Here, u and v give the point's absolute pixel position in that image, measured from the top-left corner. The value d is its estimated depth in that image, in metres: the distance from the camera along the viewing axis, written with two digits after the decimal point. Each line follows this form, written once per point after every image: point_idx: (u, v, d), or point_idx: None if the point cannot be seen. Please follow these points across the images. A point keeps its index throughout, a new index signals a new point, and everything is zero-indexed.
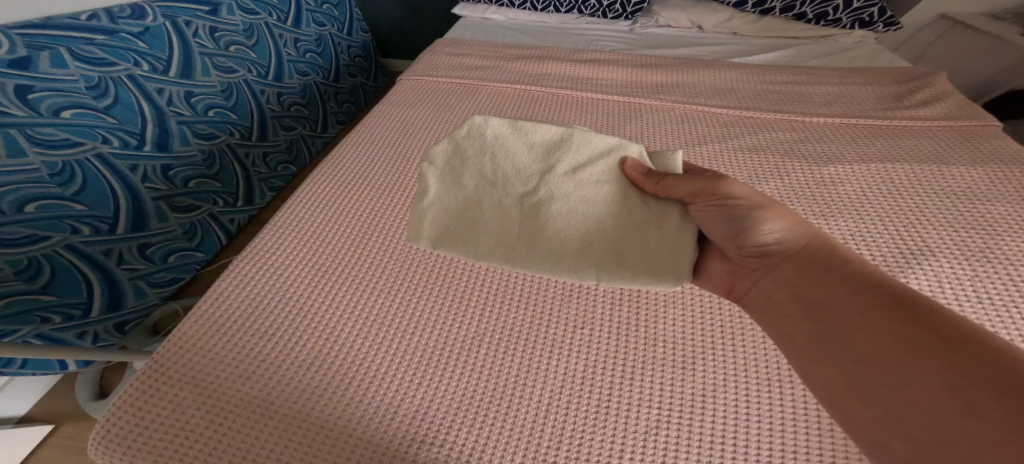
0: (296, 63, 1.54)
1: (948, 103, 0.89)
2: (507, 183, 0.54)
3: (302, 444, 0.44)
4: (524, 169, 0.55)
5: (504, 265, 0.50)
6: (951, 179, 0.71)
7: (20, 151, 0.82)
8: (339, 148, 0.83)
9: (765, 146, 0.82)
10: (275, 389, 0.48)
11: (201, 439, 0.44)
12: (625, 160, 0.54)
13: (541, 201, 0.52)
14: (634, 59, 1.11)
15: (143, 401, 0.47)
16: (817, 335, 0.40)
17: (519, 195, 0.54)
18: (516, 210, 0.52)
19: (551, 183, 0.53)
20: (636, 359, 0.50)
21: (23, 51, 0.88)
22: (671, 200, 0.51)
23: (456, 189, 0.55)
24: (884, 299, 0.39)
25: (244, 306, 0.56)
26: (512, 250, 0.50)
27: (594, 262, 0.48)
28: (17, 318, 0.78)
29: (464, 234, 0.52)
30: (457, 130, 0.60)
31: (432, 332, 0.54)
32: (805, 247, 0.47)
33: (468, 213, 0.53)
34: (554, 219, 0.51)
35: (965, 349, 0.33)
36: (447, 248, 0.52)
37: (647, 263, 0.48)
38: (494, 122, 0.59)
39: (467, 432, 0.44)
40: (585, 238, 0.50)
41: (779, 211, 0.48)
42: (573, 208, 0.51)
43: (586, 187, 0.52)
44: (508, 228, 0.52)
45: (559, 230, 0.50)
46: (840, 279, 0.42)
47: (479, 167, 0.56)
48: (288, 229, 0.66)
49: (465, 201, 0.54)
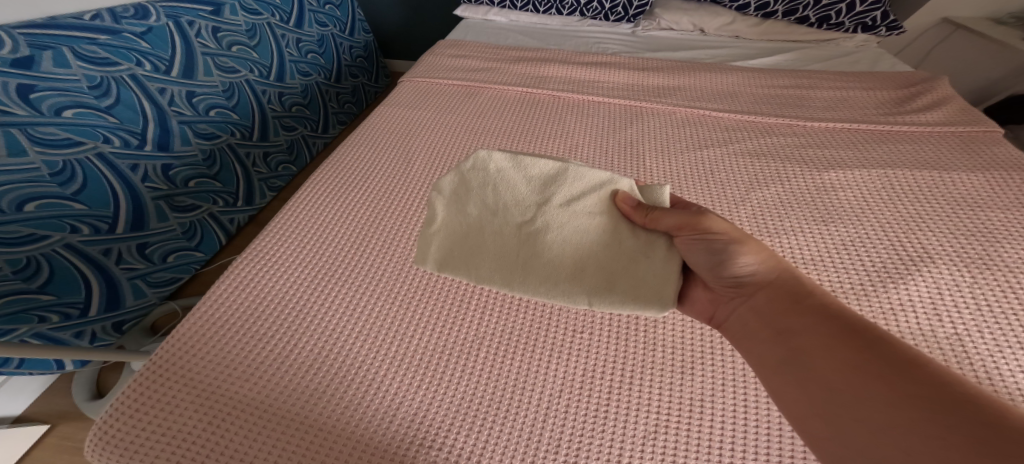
0: (298, 64, 1.55)
1: (950, 108, 0.89)
2: (505, 212, 0.54)
3: (300, 447, 0.43)
4: (522, 199, 0.54)
5: (505, 290, 0.50)
6: (952, 186, 0.71)
7: (21, 151, 0.82)
8: (339, 150, 0.83)
9: (766, 150, 0.81)
10: (273, 392, 0.48)
11: (199, 442, 0.44)
12: (617, 193, 0.53)
13: (536, 228, 0.52)
14: (635, 62, 1.10)
15: (140, 403, 0.47)
16: (785, 359, 0.41)
17: (517, 224, 0.53)
18: (512, 235, 0.53)
19: (547, 214, 0.53)
20: (636, 364, 0.50)
21: (25, 50, 0.88)
22: (659, 232, 0.51)
23: (460, 216, 0.55)
24: (850, 329, 0.40)
25: (242, 308, 0.56)
26: (512, 273, 0.50)
27: (584, 290, 0.49)
28: (16, 318, 0.78)
29: (466, 259, 0.52)
30: (463, 163, 0.59)
31: (431, 335, 0.54)
32: (780, 278, 0.47)
33: (472, 239, 0.53)
34: (550, 247, 0.51)
35: (919, 377, 0.35)
36: (450, 271, 0.52)
37: (635, 292, 0.48)
38: (497, 155, 0.58)
39: (466, 435, 0.44)
40: (579, 265, 0.50)
41: (755, 245, 0.48)
42: (567, 238, 0.52)
43: (582, 216, 0.52)
44: (505, 253, 0.52)
45: (554, 260, 0.51)
46: (807, 306, 0.43)
47: (481, 196, 0.56)
48: (287, 231, 0.66)
49: (467, 227, 0.54)
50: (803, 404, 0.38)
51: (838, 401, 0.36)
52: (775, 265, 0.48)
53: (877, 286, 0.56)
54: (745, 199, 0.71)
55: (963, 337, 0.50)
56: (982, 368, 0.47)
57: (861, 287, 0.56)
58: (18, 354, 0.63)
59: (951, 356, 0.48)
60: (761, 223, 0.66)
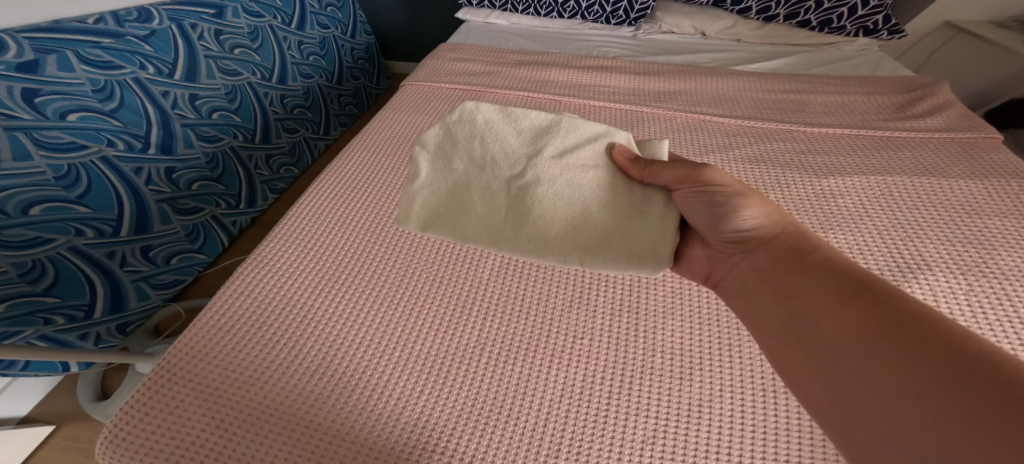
0: (300, 65, 1.55)
1: (951, 114, 0.89)
2: (497, 165, 0.55)
3: (304, 451, 0.44)
4: (513, 153, 0.56)
5: (491, 249, 0.51)
6: (951, 193, 0.71)
7: (26, 155, 0.83)
8: (343, 155, 0.83)
9: (767, 156, 0.82)
10: (278, 396, 0.48)
11: (205, 446, 0.44)
12: (611, 147, 0.54)
13: (528, 183, 0.52)
14: (636, 66, 1.11)
15: (148, 407, 0.48)
16: (786, 320, 0.40)
17: (507, 178, 0.54)
18: (503, 192, 0.53)
19: (538, 166, 0.53)
20: (636, 370, 0.50)
21: (30, 55, 0.88)
22: (657, 187, 0.51)
23: (446, 173, 0.57)
24: (856, 285, 0.39)
25: (248, 313, 0.56)
26: (499, 233, 0.51)
27: (578, 246, 0.49)
28: (22, 320, 0.79)
29: (451, 218, 0.53)
30: (449, 116, 0.61)
31: (434, 341, 0.54)
32: (782, 234, 0.47)
33: (458, 196, 0.55)
34: (541, 200, 0.51)
35: (926, 335, 0.33)
36: (434, 230, 0.53)
37: (630, 247, 0.48)
38: (485, 109, 0.60)
39: (467, 441, 0.45)
40: (569, 220, 0.50)
41: (758, 198, 0.48)
42: (559, 192, 0.51)
43: (574, 170, 0.53)
44: (494, 211, 0.53)
45: (544, 212, 0.51)
46: (812, 266, 0.42)
47: (468, 151, 0.58)
48: (292, 236, 0.66)
49: (453, 187, 0.56)
50: (802, 362, 0.37)
51: (839, 358, 0.35)
52: (780, 221, 0.48)
53: None
54: None
55: None
56: None
57: None
58: (24, 357, 0.63)
59: None
60: None
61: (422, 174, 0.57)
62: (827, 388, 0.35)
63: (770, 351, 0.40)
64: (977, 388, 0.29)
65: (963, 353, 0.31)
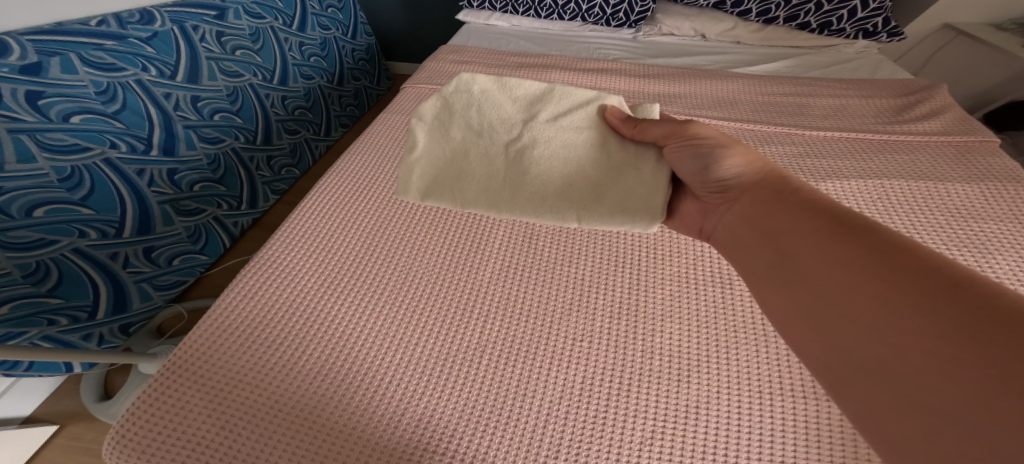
0: (301, 67, 1.55)
1: (948, 117, 0.90)
2: (493, 129, 0.55)
3: (309, 451, 0.45)
4: (510, 117, 0.56)
5: (491, 212, 0.52)
6: (947, 196, 0.72)
7: (29, 157, 0.83)
8: (345, 157, 0.84)
9: (765, 160, 0.82)
10: (282, 397, 0.49)
11: (211, 445, 0.45)
12: (604, 109, 0.54)
13: (525, 144, 0.53)
14: (636, 69, 1.11)
15: (154, 408, 0.48)
16: (772, 263, 0.41)
17: (505, 143, 0.55)
18: (502, 154, 0.54)
19: (533, 129, 0.54)
20: (636, 372, 0.51)
21: (33, 57, 0.88)
22: (649, 144, 0.51)
23: (444, 141, 0.56)
24: (837, 224, 0.38)
25: (251, 315, 0.57)
26: (499, 195, 0.52)
27: (572, 203, 0.50)
28: (26, 321, 0.80)
29: (451, 183, 0.54)
30: (446, 87, 0.60)
31: (436, 344, 0.55)
32: (766, 181, 0.47)
33: (456, 163, 0.55)
34: (539, 159, 0.52)
35: (909, 267, 0.33)
36: (434, 197, 0.53)
37: (624, 202, 0.49)
38: (481, 79, 0.59)
39: (469, 442, 0.45)
40: (566, 179, 0.51)
41: (739, 149, 0.49)
42: (553, 152, 0.52)
43: (570, 131, 0.53)
44: (493, 171, 0.53)
45: (539, 173, 0.51)
46: (796, 208, 0.42)
47: (466, 119, 0.57)
48: (295, 239, 0.67)
49: (453, 153, 0.56)
50: (787, 303, 0.38)
51: (822, 295, 0.35)
52: (763, 168, 0.48)
53: None
54: None
55: None
56: None
57: None
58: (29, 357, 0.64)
59: None
60: None
61: (425, 142, 0.57)
62: (810, 324, 0.35)
63: (758, 294, 0.41)
64: (961, 315, 0.29)
65: (948, 283, 0.31)
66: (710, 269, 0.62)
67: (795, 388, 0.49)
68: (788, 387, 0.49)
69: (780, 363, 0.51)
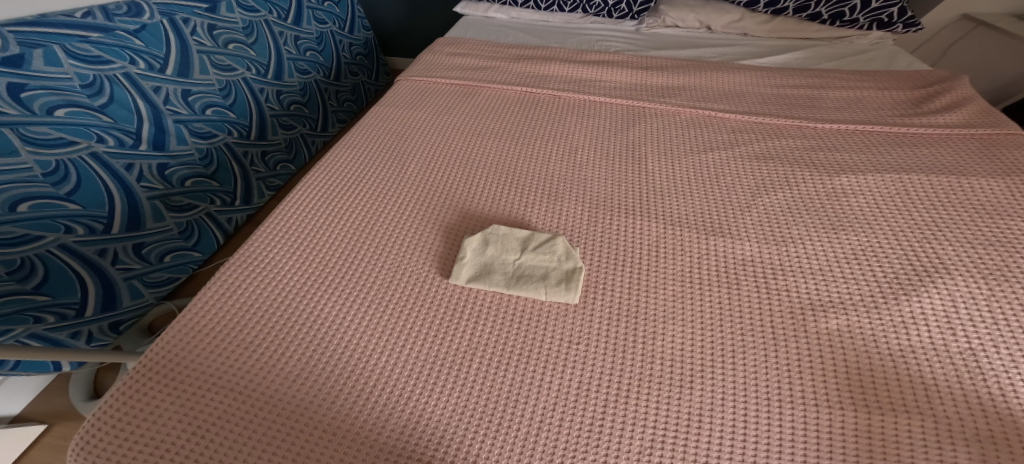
0: (296, 61, 1.54)
1: (969, 110, 0.85)
2: (505, 242, 0.62)
3: (288, 452, 0.42)
4: (515, 235, 0.63)
5: (507, 291, 0.57)
6: (970, 191, 0.67)
7: (13, 151, 0.86)
8: (334, 149, 0.81)
9: (773, 153, 0.79)
10: (259, 398, 0.46)
11: (182, 452, 0.42)
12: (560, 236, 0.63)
13: (526, 260, 0.59)
14: (639, 61, 1.07)
15: (119, 414, 0.45)
16: None
17: (519, 245, 0.61)
18: (510, 264, 0.59)
19: (530, 235, 0.63)
20: (636, 378, 0.47)
21: (15, 50, 0.92)
22: None
23: (489, 249, 0.61)
24: None
25: (228, 314, 0.54)
26: (514, 281, 0.57)
27: (523, 280, 0.57)
28: (12, 319, 0.77)
29: (492, 274, 0.58)
30: (496, 224, 0.66)
31: (422, 346, 0.51)
32: None
33: (494, 262, 0.60)
34: (537, 272, 0.58)
35: None
36: (481, 283, 0.57)
37: (554, 280, 0.57)
38: (518, 221, 0.67)
39: (454, 449, 0.42)
40: (562, 284, 0.56)
41: None
42: (529, 248, 0.61)
43: (563, 253, 0.60)
44: (505, 276, 0.58)
45: (520, 262, 0.59)
46: None
47: (510, 235, 0.63)
48: (279, 232, 0.65)
49: (485, 261, 0.60)
50: None
51: None
52: None
53: (887, 299, 0.53)
54: (750, 206, 0.68)
55: (977, 352, 0.47)
56: (994, 384, 0.44)
57: (872, 299, 0.53)
58: (64, 358, 0.65)
59: (962, 370, 0.46)
60: (766, 232, 0.64)
61: (468, 248, 0.61)
62: None
63: None
64: None
65: None
66: (713, 269, 0.59)
67: (806, 396, 0.45)
68: (797, 395, 0.45)
69: (789, 369, 0.47)
